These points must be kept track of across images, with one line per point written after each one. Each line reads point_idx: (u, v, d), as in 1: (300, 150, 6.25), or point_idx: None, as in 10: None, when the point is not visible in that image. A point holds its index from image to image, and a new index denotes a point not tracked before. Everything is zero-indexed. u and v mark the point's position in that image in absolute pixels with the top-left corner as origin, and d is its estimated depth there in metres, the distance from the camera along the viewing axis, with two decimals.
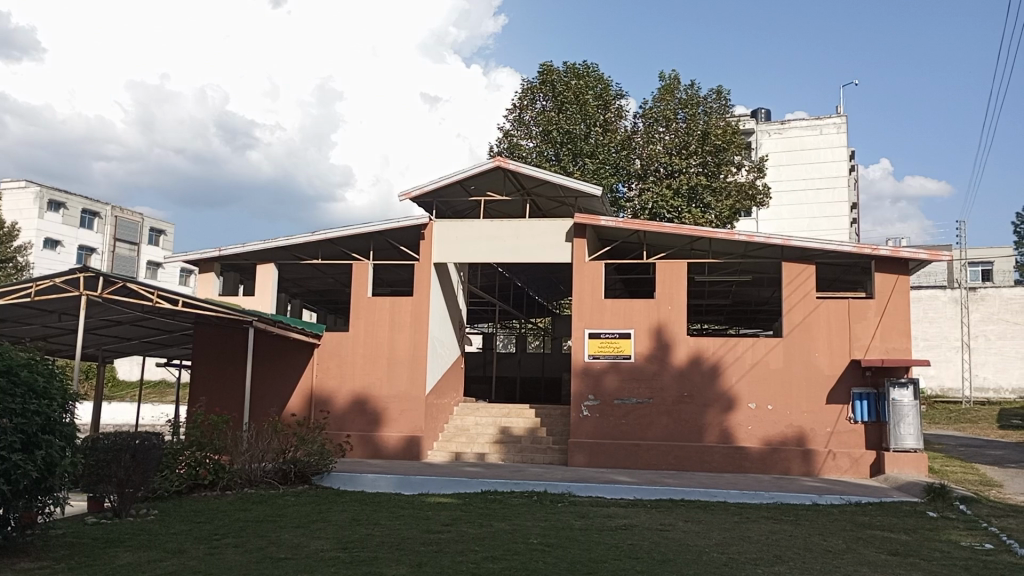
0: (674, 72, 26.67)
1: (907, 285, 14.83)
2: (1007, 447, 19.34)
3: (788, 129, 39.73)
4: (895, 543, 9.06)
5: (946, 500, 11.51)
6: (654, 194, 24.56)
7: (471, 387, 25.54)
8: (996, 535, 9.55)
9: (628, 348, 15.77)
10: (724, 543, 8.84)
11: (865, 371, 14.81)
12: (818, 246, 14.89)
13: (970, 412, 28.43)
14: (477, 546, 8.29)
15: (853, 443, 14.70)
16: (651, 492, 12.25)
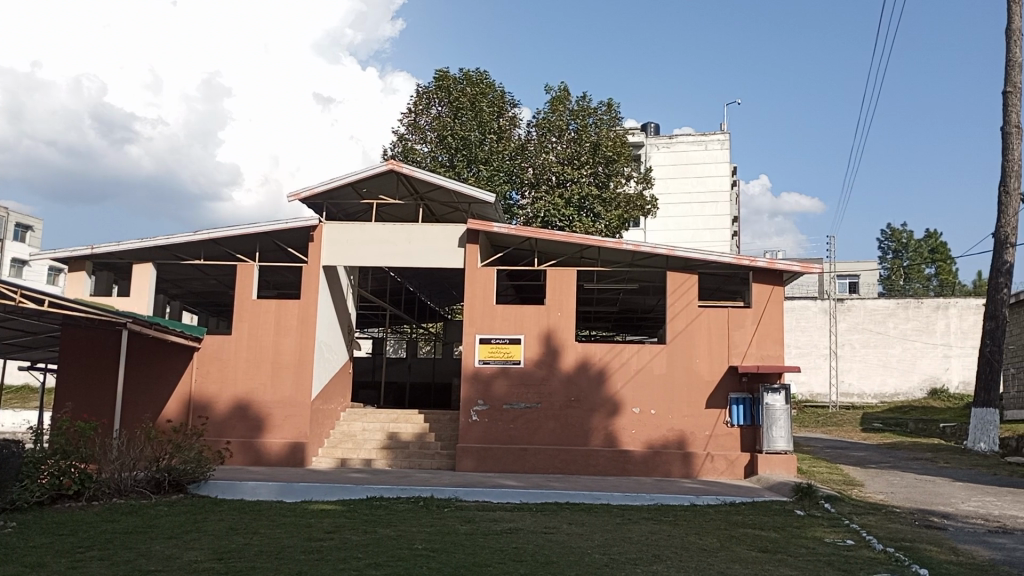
0: (564, 83, 27.06)
1: (781, 296, 15.59)
2: (869, 448, 20.63)
3: (675, 144, 41.13)
4: (765, 541, 9.49)
5: (813, 498, 12.17)
6: (546, 203, 25.11)
7: (359, 392, 25.18)
8: (856, 532, 10.14)
9: (518, 353, 15.91)
10: (606, 545, 9.03)
11: (742, 377, 15.46)
12: (700, 257, 15.48)
13: (836, 416, 30.19)
14: (360, 553, 8.16)
15: (730, 445, 15.34)
16: (537, 496, 12.39)
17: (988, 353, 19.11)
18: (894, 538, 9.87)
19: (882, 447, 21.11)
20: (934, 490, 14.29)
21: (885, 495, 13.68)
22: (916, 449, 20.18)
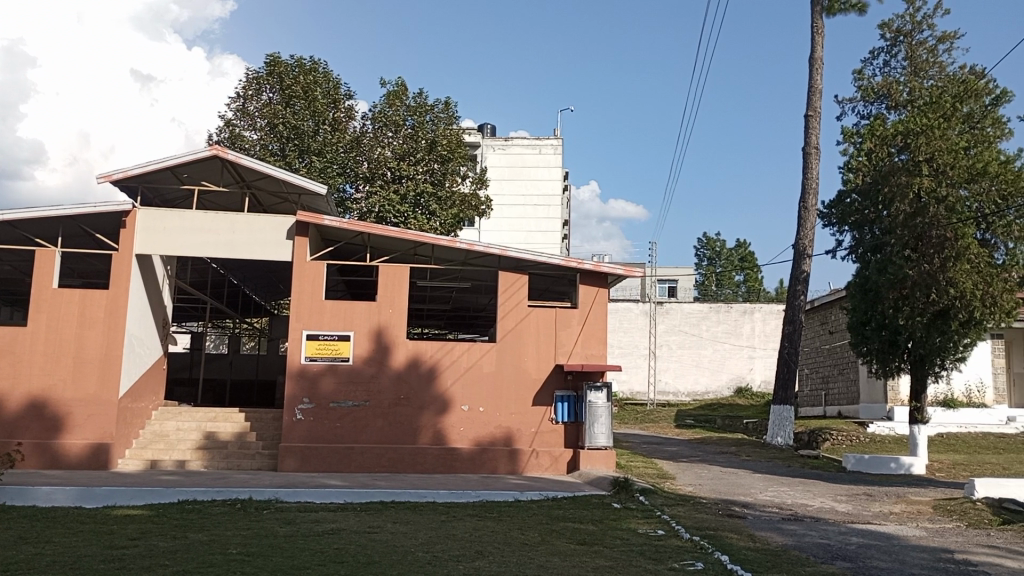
0: (402, 78, 26.83)
1: (605, 298, 16.23)
2: (681, 444, 21.93)
3: (510, 146, 41.81)
4: (583, 533, 9.84)
5: (628, 492, 12.77)
6: (381, 198, 24.78)
7: (174, 390, 23.71)
8: (666, 522, 10.73)
9: (346, 350, 15.58)
10: (429, 543, 9.01)
11: (567, 375, 15.96)
12: (531, 258, 15.82)
13: (653, 413, 31.86)
14: (168, 560, 7.67)
15: (554, 442, 15.78)
16: (361, 495, 12.19)
17: (786, 354, 20.78)
18: (700, 527, 10.53)
19: (693, 442, 22.50)
20: (736, 481, 15.41)
21: (693, 486, 14.59)
22: (723, 443, 21.69)
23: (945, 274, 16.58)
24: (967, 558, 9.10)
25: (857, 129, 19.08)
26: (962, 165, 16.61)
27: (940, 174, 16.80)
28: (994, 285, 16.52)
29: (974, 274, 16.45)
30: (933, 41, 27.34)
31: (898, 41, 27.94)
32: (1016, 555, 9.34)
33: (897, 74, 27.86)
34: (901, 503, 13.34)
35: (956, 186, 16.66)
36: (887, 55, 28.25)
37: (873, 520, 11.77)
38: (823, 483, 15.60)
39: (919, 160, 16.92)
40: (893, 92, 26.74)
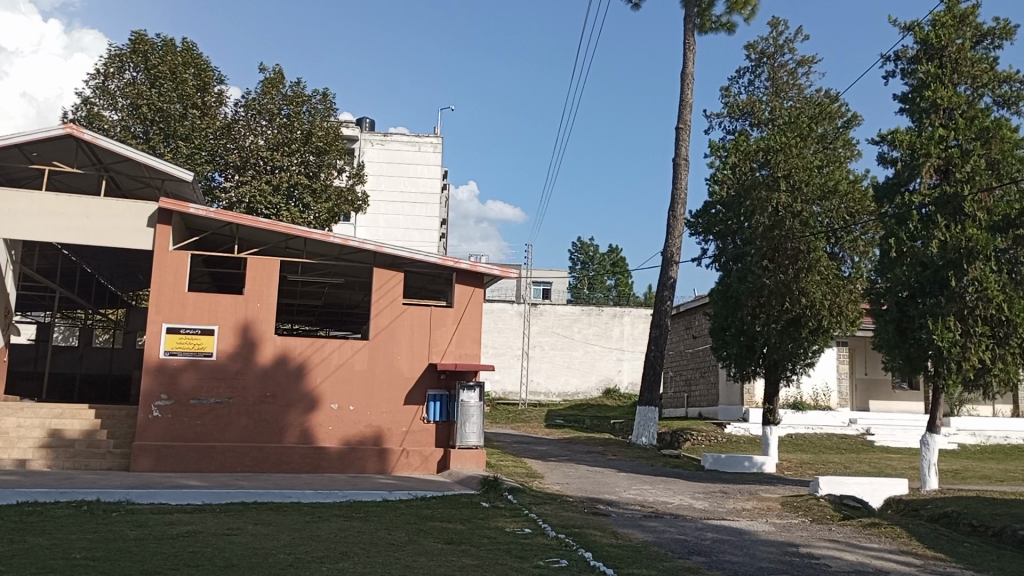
0: (278, 66, 26.01)
1: (481, 297, 16.29)
2: (550, 443, 22.30)
3: (389, 142, 41.31)
4: (450, 532, 9.83)
5: (498, 491, 12.86)
6: (252, 188, 23.89)
7: (16, 384, 22.01)
8: (533, 521, 10.87)
9: (210, 345, 14.93)
10: (292, 544, 8.74)
11: (440, 374, 15.89)
12: (406, 255, 15.67)
13: (523, 413, 32.26)
14: (1, 567, 7.07)
15: (425, 441, 15.69)
16: (220, 496, 11.70)
17: (652, 357, 21.51)
18: (565, 525, 10.72)
19: (562, 441, 22.95)
20: (601, 480, 15.83)
21: (560, 485, 14.87)
22: (590, 443, 22.23)
23: (798, 284, 17.82)
24: (810, 551, 9.72)
25: (723, 143, 19.89)
26: (816, 183, 17.68)
27: (796, 190, 17.79)
28: (842, 295, 17.90)
29: (824, 284, 17.78)
30: (793, 64, 29.06)
31: (763, 61, 29.53)
32: (853, 547, 10.06)
33: (761, 94, 29.43)
34: (753, 499, 14.10)
35: (810, 202, 17.81)
36: (752, 75, 29.80)
37: (727, 516, 12.38)
38: (683, 480, 16.27)
39: (778, 176, 17.85)
40: (757, 110, 28.22)
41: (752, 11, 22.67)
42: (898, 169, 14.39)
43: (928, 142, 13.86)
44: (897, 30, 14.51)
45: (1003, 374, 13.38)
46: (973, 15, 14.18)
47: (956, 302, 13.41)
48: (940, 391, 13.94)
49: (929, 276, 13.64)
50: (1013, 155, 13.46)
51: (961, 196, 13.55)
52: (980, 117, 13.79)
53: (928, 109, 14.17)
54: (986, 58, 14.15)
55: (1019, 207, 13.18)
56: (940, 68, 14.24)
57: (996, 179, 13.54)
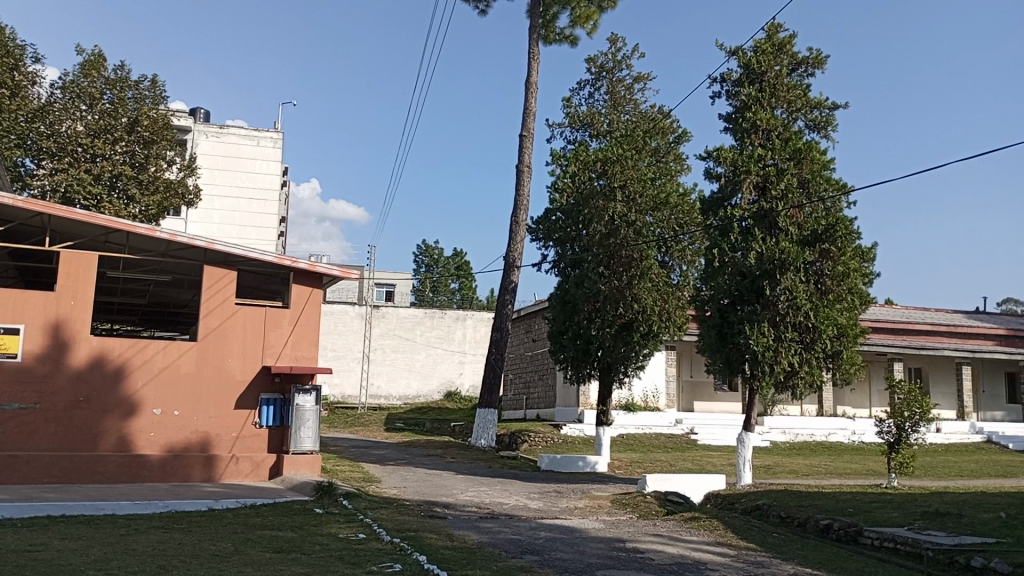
0: (100, 48, 24.23)
1: (319, 298, 15.87)
2: (388, 447, 22.06)
3: (225, 134, 39.48)
4: (279, 541, 9.50)
5: (332, 496, 12.58)
6: (69, 176, 22.09)
7: None
8: (368, 526, 10.70)
9: (14, 346, 13.65)
10: (103, 559, 8.13)
11: (274, 377, 15.32)
12: (240, 253, 15.01)
13: (363, 417, 31.68)
14: None
15: (256, 447, 15.07)
16: (22, 509, 10.71)
17: (493, 360, 21.74)
18: (400, 529, 10.63)
19: (401, 445, 22.75)
20: (439, 482, 15.84)
21: (398, 489, 14.74)
22: (430, 446, 22.20)
23: (631, 290, 18.63)
24: (636, 546, 10.17)
25: (564, 152, 20.43)
26: (648, 195, 18.68)
27: (630, 200, 18.73)
28: (670, 301, 18.89)
29: (654, 291, 18.70)
30: (629, 80, 30.40)
31: (602, 75, 30.74)
32: (674, 541, 10.62)
33: (600, 106, 30.63)
34: (585, 498, 14.57)
35: (643, 212, 18.70)
36: (592, 87, 30.96)
37: (560, 515, 12.72)
38: (519, 481, 16.57)
39: (615, 186, 18.75)
40: (596, 122, 29.32)
41: (594, 26, 23.48)
42: (722, 185, 15.36)
43: (748, 160, 14.91)
44: (724, 54, 15.49)
45: (809, 377, 14.56)
46: (790, 45, 15.37)
47: (769, 310, 14.48)
48: (755, 392, 14.97)
49: (747, 285, 14.68)
50: (821, 175, 14.70)
51: (776, 212, 14.66)
52: (794, 139, 14.96)
53: (749, 130, 15.23)
54: (800, 84, 15.39)
55: (825, 223, 14.43)
56: (760, 92, 15.33)
57: (806, 196, 14.73)
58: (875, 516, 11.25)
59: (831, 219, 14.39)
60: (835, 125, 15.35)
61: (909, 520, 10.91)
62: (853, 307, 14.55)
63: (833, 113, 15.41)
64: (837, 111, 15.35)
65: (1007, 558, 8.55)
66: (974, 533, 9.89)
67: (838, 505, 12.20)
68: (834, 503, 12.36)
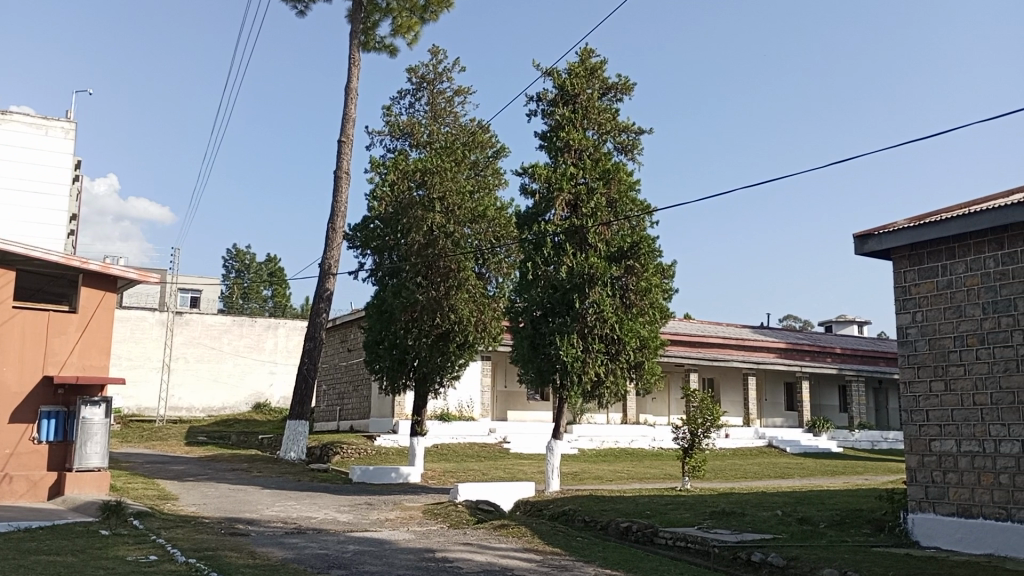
0: None
1: (112, 303, 14.67)
2: (188, 462, 20.75)
3: (6, 121, 35.82)
4: (57, 566, 8.64)
5: (121, 516, 11.61)
6: None
7: None
8: (161, 547, 9.98)
9: None
10: None
11: (57, 389, 13.98)
12: (19, 252, 13.57)
13: (160, 430, 29.61)
14: None
15: (33, 465, 13.66)
16: None
17: (305, 370, 21.06)
18: (197, 549, 9.99)
19: (202, 460, 21.49)
20: (243, 498, 15.09)
21: (197, 507, 13.88)
22: (234, 461, 21.11)
23: (448, 301, 18.76)
24: (445, 555, 10.19)
25: (383, 160, 20.24)
26: (467, 207, 18.92)
27: (449, 212, 18.91)
28: (487, 312, 19.18)
29: (471, 302, 18.93)
30: (450, 93, 30.72)
31: (423, 86, 30.90)
32: (484, 549, 10.75)
33: (420, 117, 30.75)
34: (396, 509, 14.42)
35: (461, 224, 18.92)
36: (413, 97, 31.04)
37: (369, 528, 12.50)
38: (328, 495, 16.12)
39: (433, 198, 18.86)
40: (416, 132, 29.35)
41: (414, 37, 23.56)
42: (536, 201, 15.82)
43: (561, 177, 15.49)
44: (540, 74, 16.02)
45: (614, 386, 15.31)
46: (601, 70, 16.15)
47: (578, 322, 15.08)
48: (564, 400, 15.51)
49: (558, 298, 15.20)
50: (627, 196, 15.54)
51: (586, 228, 15.31)
52: (603, 160, 15.70)
53: (562, 148, 15.82)
54: (610, 108, 16.19)
55: (630, 241, 15.29)
56: (573, 113, 15.98)
57: (613, 214, 15.50)
58: (669, 517, 11.99)
59: (636, 237, 15.27)
60: (640, 149, 16.28)
61: (699, 520, 11.70)
62: (654, 320, 15.47)
63: (639, 137, 16.35)
64: (642, 135, 16.30)
65: (782, 552, 9.37)
66: (755, 530, 10.78)
67: (637, 508, 12.88)
68: (634, 506, 13.03)
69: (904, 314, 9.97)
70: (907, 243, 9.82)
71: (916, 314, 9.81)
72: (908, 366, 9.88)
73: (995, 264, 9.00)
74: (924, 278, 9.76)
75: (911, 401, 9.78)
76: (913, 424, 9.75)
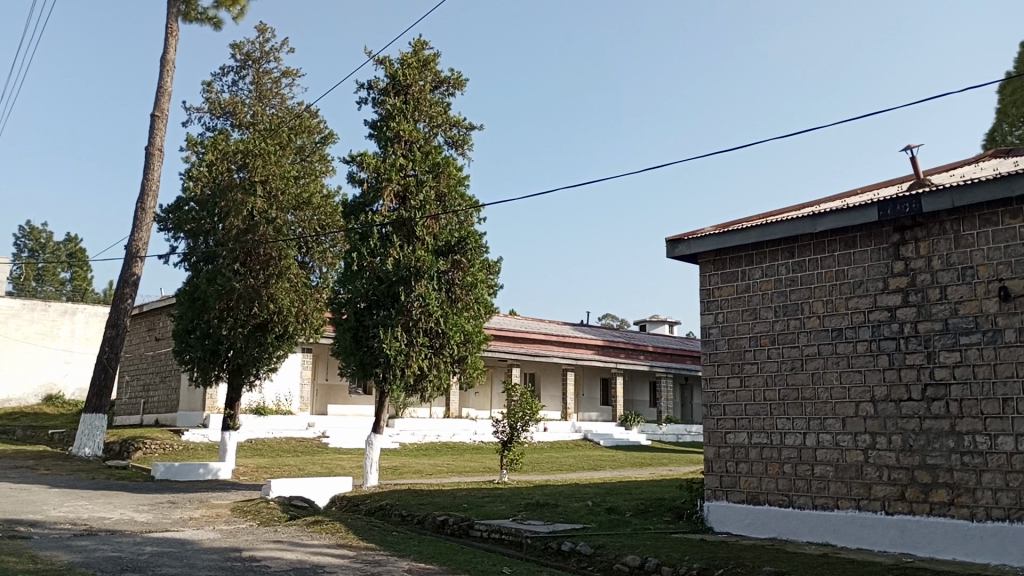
0: None
1: None
2: None
3: None
4: None
5: None
6: None
7: None
8: None
9: None
10: None
11: None
12: None
13: None
14: None
15: None
16: None
17: (105, 359, 19.48)
18: None
19: None
20: (26, 498, 13.74)
21: None
22: (18, 458, 19.20)
23: (267, 290, 18.01)
24: (252, 554, 9.76)
25: (201, 139, 19.14)
26: (291, 193, 18.29)
27: (271, 197, 18.18)
28: (308, 303, 18.62)
29: (292, 292, 18.31)
30: (277, 74, 29.58)
31: (248, 65, 29.56)
32: (294, 546, 10.40)
33: (244, 96, 29.39)
34: (202, 507, 13.66)
35: (284, 210, 18.26)
36: (237, 75, 29.63)
37: (171, 528, 11.75)
38: (127, 493, 15.00)
39: (255, 181, 18.04)
40: (239, 112, 27.98)
41: (240, 12, 22.46)
42: (364, 190, 15.50)
43: (390, 167, 15.27)
44: (372, 61, 15.73)
45: (437, 380, 15.30)
46: (433, 63, 16.09)
47: (403, 315, 14.96)
48: (385, 394, 15.35)
49: (383, 290, 15.00)
50: (456, 191, 15.58)
51: (414, 220, 15.20)
52: (433, 153, 15.66)
53: (392, 139, 15.60)
54: (441, 102, 16.15)
55: (458, 235, 15.33)
56: (404, 103, 15.82)
57: (441, 208, 15.48)
58: (486, 510, 12.14)
59: (463, 232, 15.34)
60: (471, 144, 16.37)
61: (514, 512, 11.94)
62: (479, 315, 15.60)
63: (469, 132, 16.42)
64: (472, 131, 16.40)
65: (589, 541, 9.72)
66: (566, 520, 11.15)
67: (454, 502, 12.95)
68: (451, 500, 13.09)
69: (707, 314, 10.64)
70: (711, 249, 10.49)
71: (718, 315, 10.50)
72: (709, 364, 10.57)
73: (786, 271, 9.80)
74: (726, 282, 10.47)
75: (711, 396, 10.47)
76: (712, 417, 10.43)
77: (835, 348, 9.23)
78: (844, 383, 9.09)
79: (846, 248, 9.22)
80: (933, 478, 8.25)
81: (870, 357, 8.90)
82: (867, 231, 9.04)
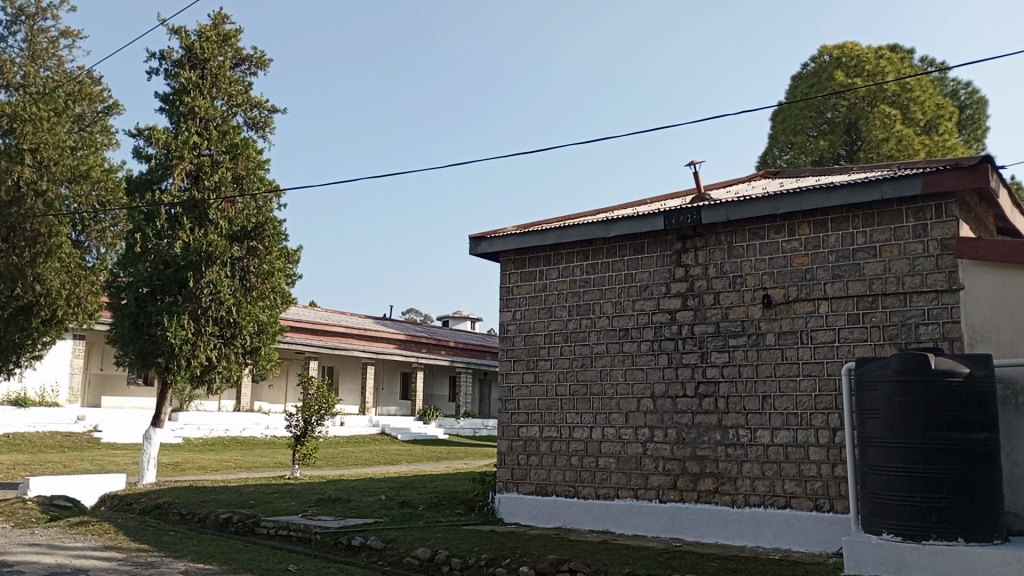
0: None
1: None
2: None
3: None
4: None
5: None
6: None
7: None
8: None
9: None
10: None
11: None
12: None
13: None
14: None
15: None
16: None
17: None
18: None
19: None
20: None
21: None
22: None
23: (32, 270, 16.20)
24: (3, 559, 8.76)
25: None
26: (66, 164, 16.68)
27: (42, 167, 16.45)
28: (82, 286, 16.98)
29: (63, 273, 16.61)
30: (55, 33, 26.92)
31: (20, 19, 26.61)
32: (53, 549, 9.46)
33: (14, 54, 26.40)
34: None
35: (57, 182, 16.63)
36: (6, 30, 26.57)
37: None
38: None
39: (23, 148, 16.25)
40: (7, 70, 25.08)
41: None
42: (151, 166, 14.40)
43: (182, 145, 14.29)
44: (166, 30, 14.64)
45: (226, 371, 14.54)
46: (235, 38, 15.25)
47: (190, 302, 14.07)
48: (167, 385, 14.39)
49: (169, 275, 14.03)
50: (255, 174, 14.87)
51: (206, 203, 14.36)
52: (231, 133, 14.84)
53: (186, 115, 14.60)
54: (242, 80, 15.35)
55: (255, 221, 14.61)
56: (200, 79, 14.86)
57: (238, 191, 14.71)
58: (273, 507, 11.68)
59: (261, 218, 14.65)
60: (272, 128, 15.70)
61: (304, 508, 11.59)
62: (275, 305, 14.96)
63: (271, 115, 15.75)
64: (275, 114, 15.74)
65: (380, 535, 9.64)
66: (357, 515, 10.99)
67: (239, 499, 12.36)
68: (236, 497, 12.49)
69: (506, 311, 10.90)
70: (512, 248, 10.75)
71: (516, 312, 10.79)
72: (506, 359, 10.83)
73: (580, 272, 10.25)
74: (525, 281, 10.77)
75: (506, 391, 10.73)
76: (506, 411, 10.69)
77: (621, 347, 9.78)
78: (628, 380, 9.65)
79: (635, 253, 9.80)
80: (701, 468, 8.97)
81: (652, 356, 9.51)
82: (653, 238, 9.65)
